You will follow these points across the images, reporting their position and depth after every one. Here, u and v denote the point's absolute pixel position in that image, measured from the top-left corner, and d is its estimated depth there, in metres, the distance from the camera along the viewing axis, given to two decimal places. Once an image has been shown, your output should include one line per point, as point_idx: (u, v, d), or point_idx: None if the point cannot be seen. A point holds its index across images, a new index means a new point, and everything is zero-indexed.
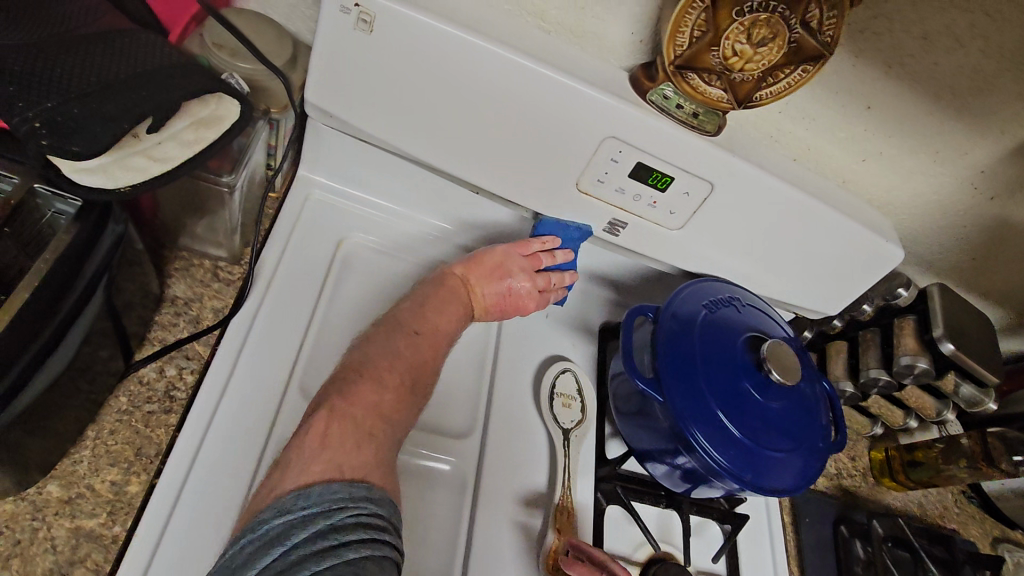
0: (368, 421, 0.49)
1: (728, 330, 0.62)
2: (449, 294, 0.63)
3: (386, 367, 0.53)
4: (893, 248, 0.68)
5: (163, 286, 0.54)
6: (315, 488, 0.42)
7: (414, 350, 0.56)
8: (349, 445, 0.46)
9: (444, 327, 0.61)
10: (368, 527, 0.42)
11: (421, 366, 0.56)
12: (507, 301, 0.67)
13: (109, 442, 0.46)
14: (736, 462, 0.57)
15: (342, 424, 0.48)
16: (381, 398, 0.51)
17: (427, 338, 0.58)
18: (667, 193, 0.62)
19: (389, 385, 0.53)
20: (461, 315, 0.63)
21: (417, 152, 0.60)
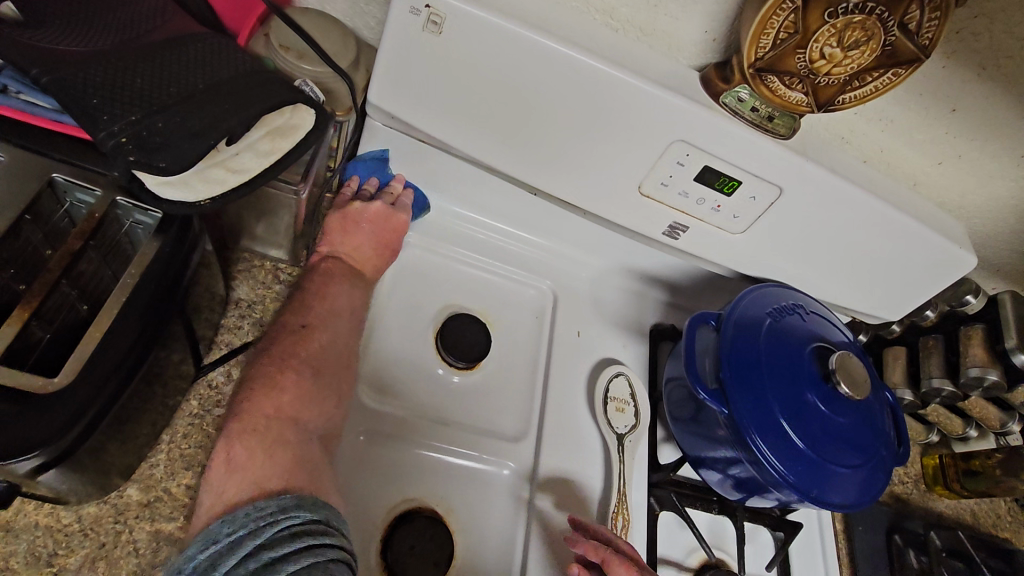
0: (272, 427, 0.45)
1: (794, 338, 0.61)
2: (338, 275, 0.57)
3: (279, 367, 0.48)
4: (967, 254, 0.65)
5: (227, 289, 0.54)
6: (236, 513, 0.39)
7: (315, 343, 0.51)
8: (255, 459, 0.42)
9: (342, 307, 0.55)
10: (302, 536, 0.38)
11: (319, 350, 0.51)
12: (381, 233, 0.61)
13: (183, 446, 0.47)
14: (801, 476, 0.56)
15: (244, 441, 0.43)
16: (280, 399, 0.46)
17: (324, 322, 0.53)
18: (733, 197, 0.60)
19: (289, 384, 0.47)
20: (352, 282, 0.57)
21: (477, 154, 0.59)
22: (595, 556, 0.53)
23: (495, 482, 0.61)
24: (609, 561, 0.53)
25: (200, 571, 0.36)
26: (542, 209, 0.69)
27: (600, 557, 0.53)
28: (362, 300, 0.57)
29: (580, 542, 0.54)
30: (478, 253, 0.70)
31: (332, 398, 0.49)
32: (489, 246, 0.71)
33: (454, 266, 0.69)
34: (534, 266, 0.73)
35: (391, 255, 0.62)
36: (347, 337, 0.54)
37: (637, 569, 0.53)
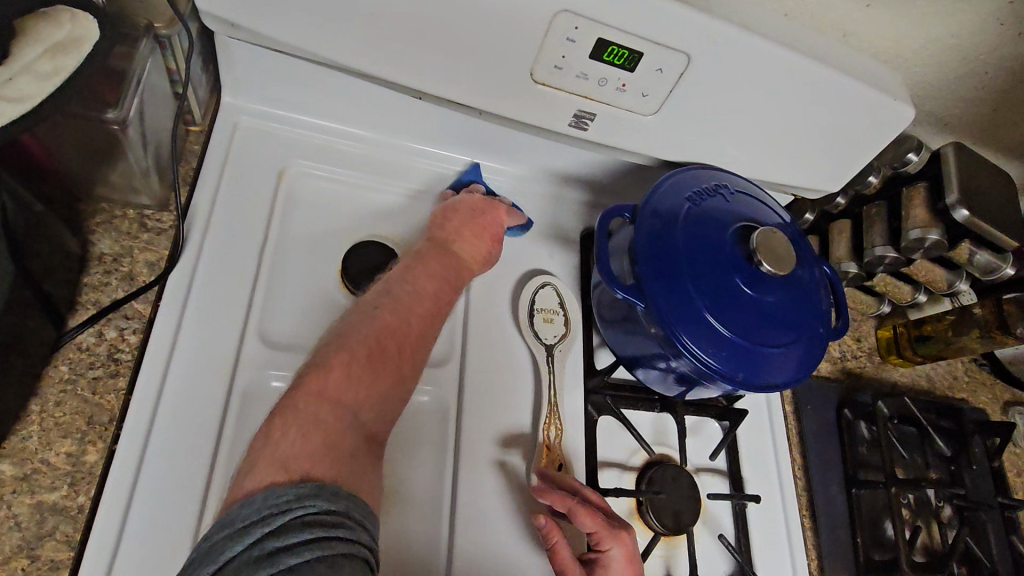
0: (318, 409, 0.42)
1: (714, 222, 0.57)
2: (425, 257, 0.57)
3: (340, 350, 0.46)
4: (903, 106, 0.59)
5: (87, 245, 0.49)
6: (256, 495, 0.36)
7: (376, 321, 0.49)
8: (292, 438, 0.40)
9: (418, 293, 0.53)
10: (314, 527, 0.35)
11: (384, 333, 0.49)
12: (479, 217, 0.62)
13: (57, 414, 0.44)
14: (728, 362, 0.53)
15: (290, 415, 0.41)
16: (327, 378, 0.44)
17: (392, 304, 0.51)
18: (636, 72, 0.54)
19: (339, 364, 0.45)
20: (438, 267, 0.56)
21: (343, 58, 0.53)
22: (563, 505, 0.53)
23: (422, 411, 0.58)
24: (578, 513, 0.53)
25: (208, 553, 0.34)
26: (440, 118, 0.62)
27: (569, 509, 0.53)
28: (442, 284, 0.56)
29: (549, 494, 0.53)
30: (382, 173, 0.64)
31: (383, 384, 0.47)
32: (391, 165, 0.65)
33: (357, 193, 0.63)
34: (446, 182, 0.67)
35: (492, 242, 0.62)
36: (415, 321, 0.51)
37: (602, 518, 0.54)
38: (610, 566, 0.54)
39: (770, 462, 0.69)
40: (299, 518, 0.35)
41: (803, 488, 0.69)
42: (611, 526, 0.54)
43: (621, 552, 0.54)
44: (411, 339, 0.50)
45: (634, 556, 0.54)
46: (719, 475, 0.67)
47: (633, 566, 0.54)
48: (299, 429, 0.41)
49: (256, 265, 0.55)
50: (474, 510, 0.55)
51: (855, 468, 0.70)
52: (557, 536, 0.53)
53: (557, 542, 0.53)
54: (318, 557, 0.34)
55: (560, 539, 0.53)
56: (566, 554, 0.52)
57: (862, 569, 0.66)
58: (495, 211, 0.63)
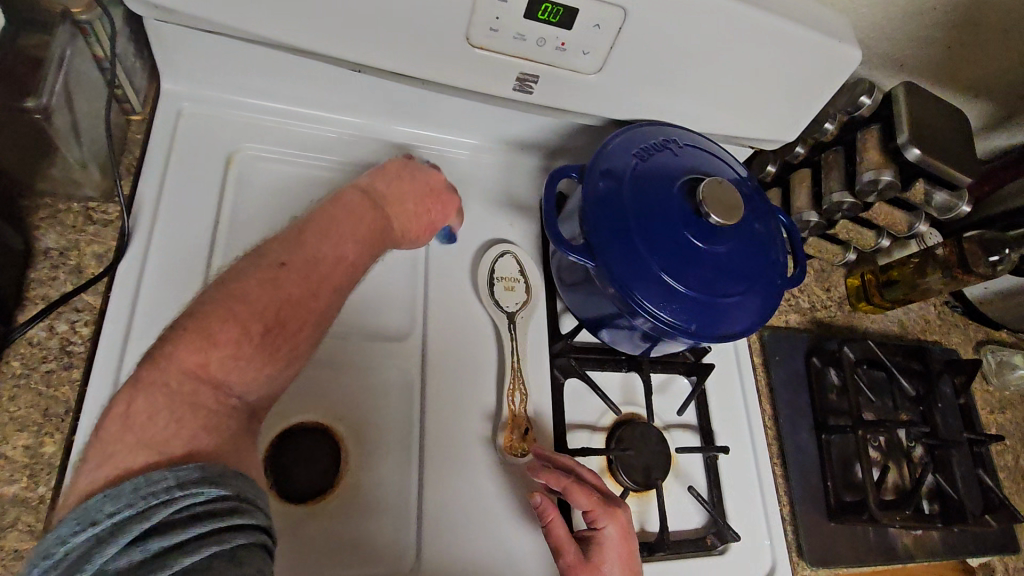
0: (193, 387, 0.38)
1: (663, 177, 0.57)
2: (340, 218, 0.52)
3: (227, 316, 0.41)
4: (850, 47, 0.58)
5: (31, 240, 0.49)
6: (127, 485, 0.32)
7: (278, 292, 0.44)
8: (166, 416, 0.36)
9: (330, 259, 0.48)
10: (206, 518, 0.32)
11: (284, 304, 0.44)
12: (428, 199, 0.59)
13: (12, 409, 0.45)
14: (681, 316, 0.54)
15: (164, 391, 0.37)
16: (212, 351, 0.39)
17: (299, 273, 0.46)
18: (575, 30, 0.53)
19: (227, 339, 0.40)
20: (366, 232, 0.52)
21: (276, 36, 0.52)
22: (558, 483, 0.54)
23: (388, 386, 0.58)
24: (572, 489, 0.54)
25: (69, 562, 0.30)
26: (385, 91, 0.62)
27: (563, 486, 0.54)
28: (357, 250, 0.51)
29: (543, 472, 0.55)
30: (333, 151, 0.63)
31: (273, 361, 0.42)
32: (341, 142, 0.64)
33: (308, 173, 0.62)
34: (400, 156, 0.66)
35: (430, 228, 0.60)
36: (320, 294, 0.46)
37: (597, 495, 0.55)
38: (605, 544, 0.54)
39: (740, 414, 0.69)
40: (185, 507, 0.32)
41: (773, 437, 0.70)
42: (605, 503, 0.55)
43: (615, 529, 0.54)
44: (311, 313, 0.45)
45: (629, 533, 0.54)
46: (690, 429, 0.67)
47: (628, 544, 0.54)
48: (171, 405, 0.36)
49: (207, 251, 0.55)
50: (441, 477, 0.56)
51: (825, 415, 0.71)
52: (552, 512, 0.54)
53: (551, 519, 0.54)
54: (214, 551, 0.31)
55: (554, 515, 0.54)
56: (560, 531, 0.53)
57: (833, 512, 0.67)
58: (445, 198, 0.61)
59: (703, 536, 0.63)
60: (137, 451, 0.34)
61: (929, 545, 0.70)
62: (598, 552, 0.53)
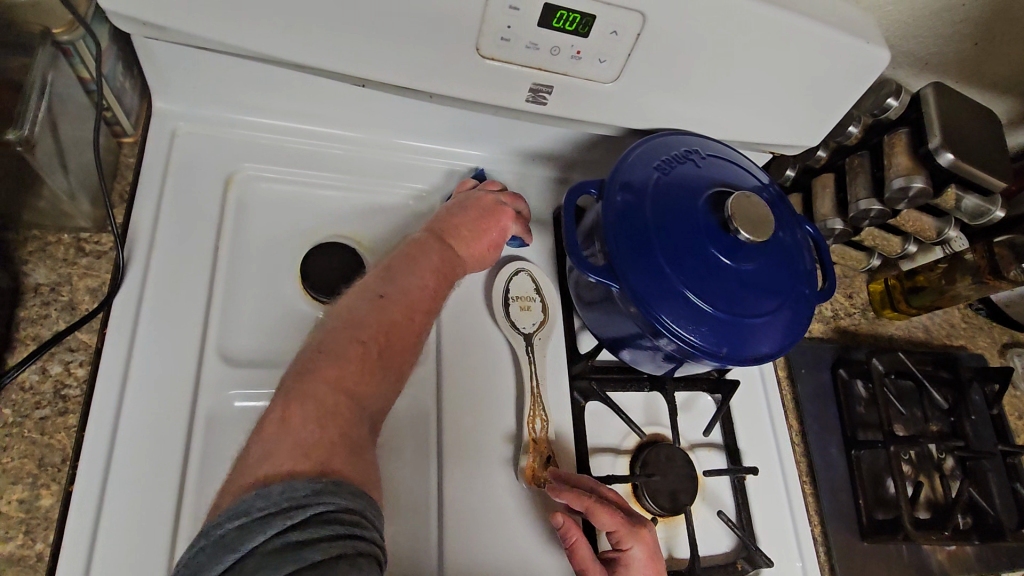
0: (331, 400, 0.42)
1: (687, 190, 0.54)
2: (426, 251, 0.54)
3: (348, 340, 0.45)
4: (880, 49, 0.55)
5: (19, 276, 0.46)
6: (270, 488, 0.36)
7: (385, 317, 0.48)
8: (309, 426, 0.40)
9: (414, 286, 0.51)
10: (335, 524, 0.35)
11: (390, 327, 0.47)
12: (483, 221, 0.57)
13: (5, 459, 0.42)
14: (709, 338, 0.51)
15: (301, 406, 0.41)
16: (341, 370, 0.44)
17: (400, 297, 0.49)
18: (591, 37, 0.50)
19: (353, 357, 0.45)
20: (441, 261, 0.54)
21: (275, 51, 0.49)
22: (580, 505, 0.51)
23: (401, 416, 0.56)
24: (596, 513, 0.51)
25: (224, 543, 0.34)
26: (390, 105, 0.59)
27: (586, 508, 0.51)
28: (439, 279, 0.53)
29: (565, 492, 0.51)
30: (338, 168, 0.60)
31: (390, 379, 0.46)
32: (347, 160, 0.61)
33: (309, 191, 0.59)
34: (407, 171, 0.63)
35: (495, 250, 0.58)
36: (417, 316, 0.50)
37: (622, 515, 0.52)
38: (630, 566, 0.52)
39: (766, 431, 0.67)
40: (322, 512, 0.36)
41: (801, 454, 0.68)
42: (630, 523, 0.52)
43: (641, 550, 0.52)
44: (412, 333, 0.49)
45: (656, 554, 0.52)
46: (716, 449, 0.65)
47: (654, 563, 0.52)
48: (310, 415, 0.41)
49: (207, 278, 0.51)
50: (459, 508, 0.53)
51: (853, 430, 0.69)
52: (576, 535, 0.51)
53: (575, 541, 0.51)
54: (339, 554, 0.34)
55: (579, 538, 0.51)
56: (585, 553, 0.51)
57: (866, 531, 0.65)
58: (501, 214, 0.59)
59: (733, 561, 0.60)
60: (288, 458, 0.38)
61: (963, 560, 0.67)
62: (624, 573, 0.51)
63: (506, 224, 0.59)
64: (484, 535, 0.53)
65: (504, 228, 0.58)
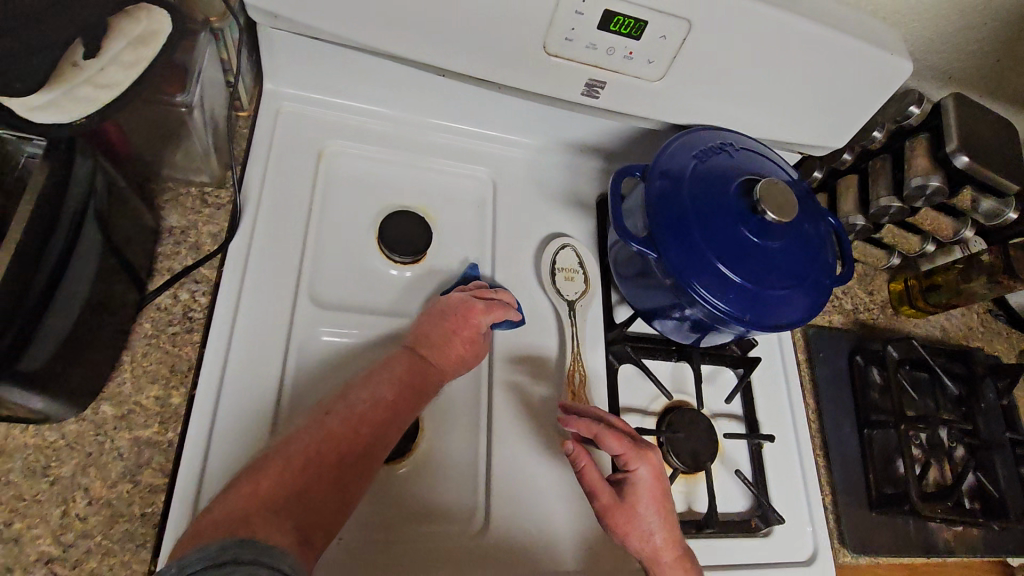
0: (242, 505, 0.40)
1: (721, 176, 0.61)
2: (386, 365, 0.54)
3: (277, 456, 0.44)
4: (901, 60, 0.62)
5: (158, 219, 0.56)
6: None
7: (322, 428, 0.47)
8: (212, 529, 0.38)
9: (364, 401, 0.50)
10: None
11: (326, 438, 0.46)
12: (452, 319, 0.58)
13: (145, 363, 0.51)
14: (736, 305, 0.57)
15: (213, 517, 0.39)
16: (260, 482, 0.42)
17: (344, 410, 0.49)
18: (642, 41, 0.58)
19: (277, 469, 0.43)
20: (405, 372, 0.54)
21: (374, 42, 0.58)
22: (589, 431, 0.57)
23: None
24: (603, 436, 0.56)
25: None
26: (462, 94, 0.68)
27: (595, 433, 0.57)
28: (400, 391, 0.52)
29: (574, 421, 0.57)
30: (410, 149, 0.69)
31: (319, 487, 0.44)
32: (419, 141, 0.70)
33: (385, 167, 0.68)
34: (470, 154, 0.72)
35: (470, 348, 0.58)
36: (364, 429, 0.48)
37: (628, 439, 0.57)
38: (638, 484, 0.57)
39: (785, 407, 0.73)
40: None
41: (817, 430, 0.74)
42: (636, 446, 0.57)
43: (647, 470, 0.57)
44: (357, 451, 0.47)
45: (660, 473, 0.58)
46: (735, 419, 0.71)
47: (659, 482, 0.58)
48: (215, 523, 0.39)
49: (302, 235, 0.60)
50: (504, 449, 0.61)
51: (867, 411, 0.74)
52: (584, 459, 0.57)
53: (585, 464, 0.57)
54: None
55: (588, 462, 0.57)
56: (594, 476, 0.57)
57: (875, 504, 0.70)
58: (471, 311, 0.59)
59: (749, 518, 0.66)
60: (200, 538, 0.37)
61: (969, 541, 0.72)
62: (632, 492, 0.57)
63: (480, 320, 0.59)
64: (526, 471, 0.61)
65: (477, 322, 0.59)
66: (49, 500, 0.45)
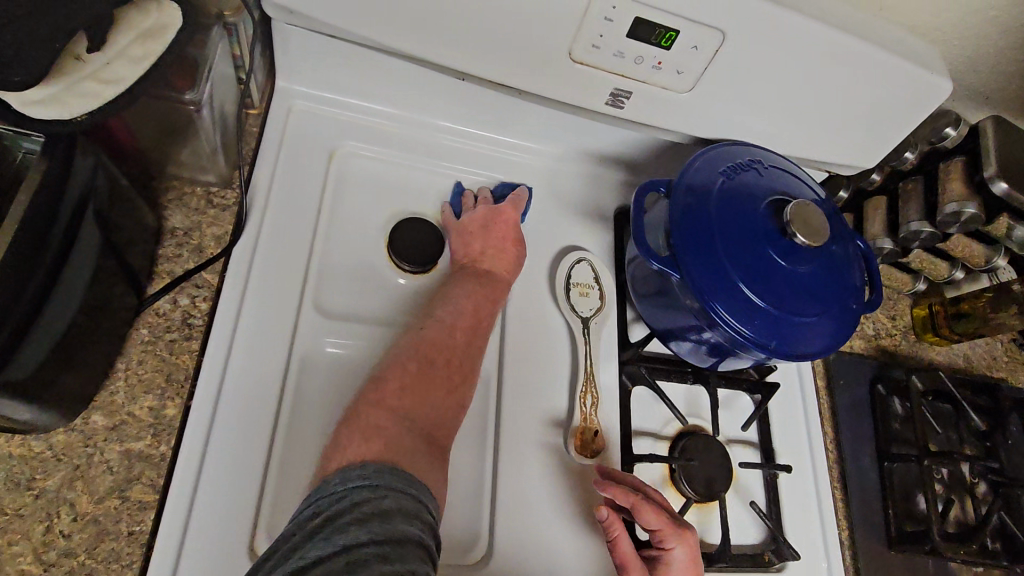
0: (377, 415, 0.48)
1: (748, 195, 0.58)
2: (464, 280, 0.59)
3: (393, 369, 0.52)
4: (941, 80, 0.59)
5: (161, 219, 0.54)
6: (336, 473, 0.43)
7: (422, 339, 0.54)
8: (360, 439, 0.46)
9: (453, 314, 0.56)
10: (372, 504, 0.40)
11: (428, 347, 0.53)
12: (491, 225, 0.63)
13: (140, 371, 0.49)
14: (760, 330, 0.55)
15: (358, 421, 0.47)
16: (384, 390, 0.50)
17: (439, 322, 0.55)
18: (673, 50, 0.55)
19: (395, 379, 0.51)
20: (477, 286, 0.59)
21: (392, 42, 0.55)
22: (627, 501, 0.55)
23: None
24: (640, 509, 0.55)
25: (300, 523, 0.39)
26: (479, 97, 0.65)
27: (632, 504, 0.55)
28: (481, 299, 0.58)
29: (611, 487, 0.55)
30: (425, 151, 0.67)
31: (432, 394, 0.51)
32: (432, 145, 0.67)
33: (398, 169, 0.66)
34: (484, 161, 0.69)
35: (514, 245, 0.63)
36: (459, 333, 0.55)
37: (666, 516, 0.56)
38: (672, 564, 0.55)
39: (802, 435, 0.70)
40: (372, 510, 0.39)
41: (835, 461, 0.71)
42: (675, 525, 0.56)
43: (684, 551, 0.55)
44: (457, 351, 0.54)
45: (696, 556, 0.56)
46: (751, 447, 0.68)
47: (694, 565, 0.56)
48: (361, 436, 0.46)
49: (311, 239, 0.58)
50: (512, 470, 0.58)
51: (888, 443, 0.71)
52: (618, 528, 0.55)
53: (618, 534, 0.55)
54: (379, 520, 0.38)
55: (620, 531, 0.55)
56: (625, 547, 0.55)
57: (893, 541, 0.67)
58: (500, 214, 0.63)
59: (761, 553, 0.63)
60: (357, 446, 0.45)
61: None
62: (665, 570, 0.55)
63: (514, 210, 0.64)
64: (535, 495, 0.58)
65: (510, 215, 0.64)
66: (33, 515, 0.43)
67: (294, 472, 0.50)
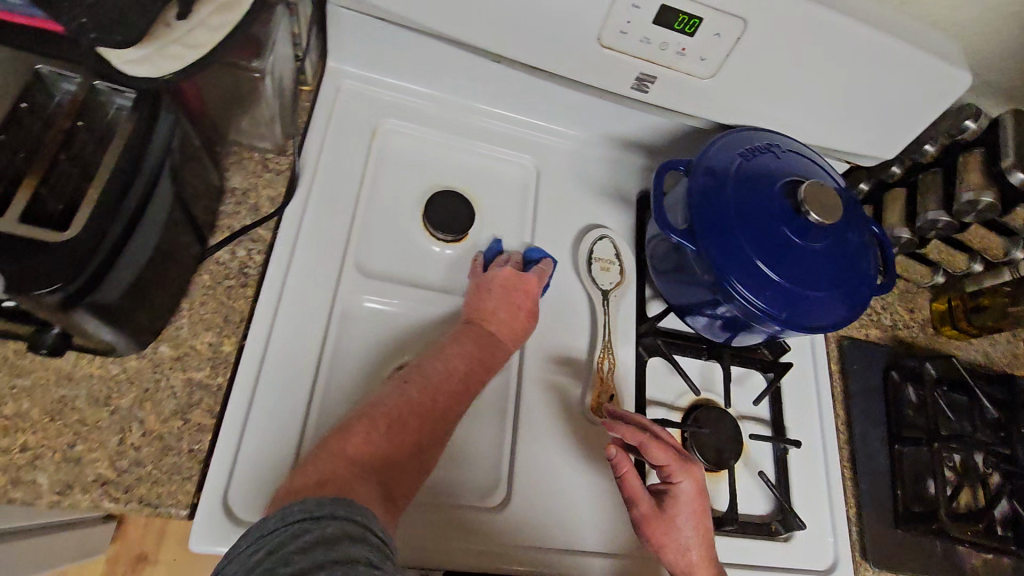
0: (334, 463, 0.45)
1: (764, 176, 0.61)
2: (461, 338, 0.58)
3: (363, 419, 0.49)
4: (959, 72, 0.61)
5: (223, 179, 0.60)
6: (276, 512, 0.40)
7: (403, 395, 0.51)
8: (310, 480, 0.43)
9: (435, 371, 0.54)
10: (316, 532, 0.38)
11: (404, 405, 0.51)
12: (511, 294, 0.61)
13: (201, 311, 0.54)
14: (773, 302, 0.58)
15: (318, 462, 0.45)
16: (346, 440, 0.47)
17: (421, 380, 0.53)
18: (697, 37, 0.59)
19: (364, 429, 0.48)
20: (474, 348, 0.57)
21: (436, 26, 0.60)
22: (634, 439, 0.57)
23: None
24: (648, 446, 0.57)
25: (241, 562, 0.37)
26: (513, 82, 0.70)
27: (640, 441, 0.57)
28: (474, 364, 0.56)
29: (620, 427, 0.57)
30: (460, 132, 0.72)
31: (400, 453, 0.49)
32: (468, 126, 0.72)
33: (435, 147, 0.71)
34: (515, 142, 0.74)
35: (529, 316, 0.62)
36: (442, 398, 0.53)
37: (672, 453, 0.58)
38: (680, 498, 0.58)
39: (814, 415, 0.72)
40: (317, 537, 0.38)
41: (846, 442, 0.73)
42: (681, 461, 0.58)
43: (690, 484, 0.58)
44: (437, 413, 0.52)
45: (703, 491, 0.58)
46: (762, 423, 0.70)
47: (701, 498, 0.58)
48: (311, 477, 0.44)
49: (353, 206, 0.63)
50: (530, 427, 0.62)
51: (899, 427, 0.73)
52: (627, 466, 0.57)
53: (627, 470, 0.57)
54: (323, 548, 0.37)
55: (629, 469, 0.57)
56: (634, 483, 0.57)
57: (900, 520, 0.69)
58: (523, 282, 0.62)
59: (770, 522, 0.66)
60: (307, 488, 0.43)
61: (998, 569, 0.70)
62: (673, 505, 0.58)
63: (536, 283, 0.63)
64: (551, 451, 0.62)
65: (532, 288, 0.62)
66: (108, 428, 0.48)
67: (333, 410, 0.55)
